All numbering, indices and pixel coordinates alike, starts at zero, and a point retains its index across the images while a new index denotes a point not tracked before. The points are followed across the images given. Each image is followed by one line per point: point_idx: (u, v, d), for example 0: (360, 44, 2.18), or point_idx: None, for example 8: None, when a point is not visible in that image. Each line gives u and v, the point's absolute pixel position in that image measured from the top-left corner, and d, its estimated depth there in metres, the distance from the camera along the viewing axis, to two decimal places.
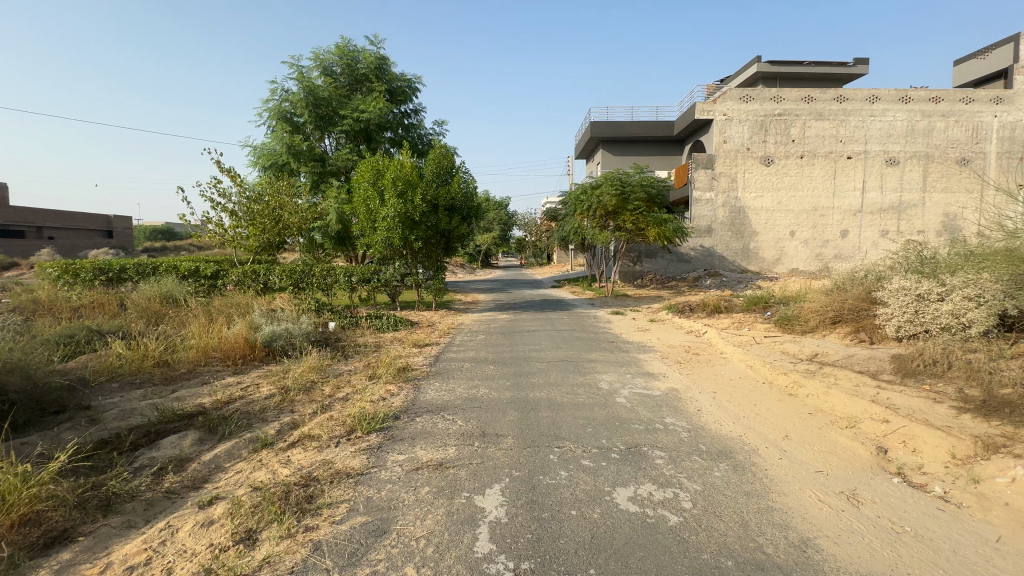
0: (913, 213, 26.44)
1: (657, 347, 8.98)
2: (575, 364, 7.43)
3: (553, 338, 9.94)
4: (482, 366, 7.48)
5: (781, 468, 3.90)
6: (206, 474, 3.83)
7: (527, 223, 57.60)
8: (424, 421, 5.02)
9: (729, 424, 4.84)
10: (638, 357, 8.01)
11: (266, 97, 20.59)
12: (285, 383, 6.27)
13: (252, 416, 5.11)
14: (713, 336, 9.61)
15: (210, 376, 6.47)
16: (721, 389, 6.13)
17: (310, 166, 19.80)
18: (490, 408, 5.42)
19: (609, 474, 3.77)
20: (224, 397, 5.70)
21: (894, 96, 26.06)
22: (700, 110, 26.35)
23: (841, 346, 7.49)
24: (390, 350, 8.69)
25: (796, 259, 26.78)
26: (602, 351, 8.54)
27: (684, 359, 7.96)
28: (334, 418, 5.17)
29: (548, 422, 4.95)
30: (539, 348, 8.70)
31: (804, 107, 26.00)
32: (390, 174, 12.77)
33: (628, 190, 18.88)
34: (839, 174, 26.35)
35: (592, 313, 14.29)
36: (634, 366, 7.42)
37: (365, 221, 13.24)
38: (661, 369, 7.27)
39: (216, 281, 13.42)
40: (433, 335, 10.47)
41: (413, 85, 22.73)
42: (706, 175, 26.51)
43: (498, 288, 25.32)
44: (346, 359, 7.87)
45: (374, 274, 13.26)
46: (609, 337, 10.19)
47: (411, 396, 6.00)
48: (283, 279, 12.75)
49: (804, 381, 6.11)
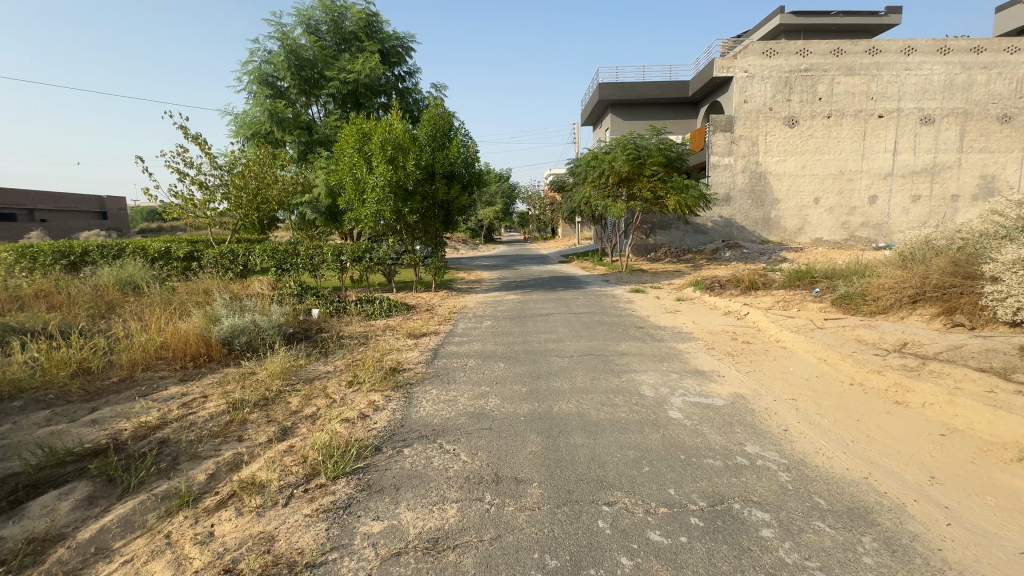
0: (948, 176, 24.49)
1: (696, 334, 7.56)
2: (606, 360, 6.06)
3: (572, 324, 8.52)
4: (491, 365, 6.10)
5: (962, 547, 2.50)
6: (73, 570, 2.49)
7: (530, 196, 55.73)
8: (416, 455, 3.64)
9: (841, 458, 3.46)
10: (679, 349, 6.59)
11: (244, 59, 18.78)
12: (242, 395, 4.94)
13: (180, 450, 3.75)
14: (760, 320, 8.18)
15: (148, 388, 5.13)
16: (801, 395, 4.73)
17: (296, 135, 18.14)
18: (504, 433, 4.02)
19: (699, 565, 2.39)
20: (156, 418, 4.37)
21: (932, 47, 23.89)
22: (719, 66, 24.22)
23: (936, 332, 6.08)
24: (380, 344, 7.31)
25: (820, 228, 25.06)
26: (633, 340, 7.12)
27: (735, 351, 6.53)
28: (294, 450, 3.81)
29: (584, 454, 3.59)
30: (557, 338, 7.33)
31: (833, 61, 23.82)
32: (377, 137, 11.14)
33: (643, 154, 17.17)
34: (868, 135, 24.38)
35: (608, 291, 12.87)
36: (677, 361, 6.01)
37: (352, 192, 11.63)
38: (712, 365, 5.85)
39: (191, 264, 12.03)
40: (433, 322, 9.08)
41: (406, 44, 20.72)
42: (725, 138, 24.58)
43: (502, 264, 23.90)
44: (325, 358, 6.50)
45: (366, 252, 11.85)
46: (636, 321, 8.76)
47: (400, 411, 4.61)
48: (263, 259, 11.32)
49: (911, 384, 4.69)
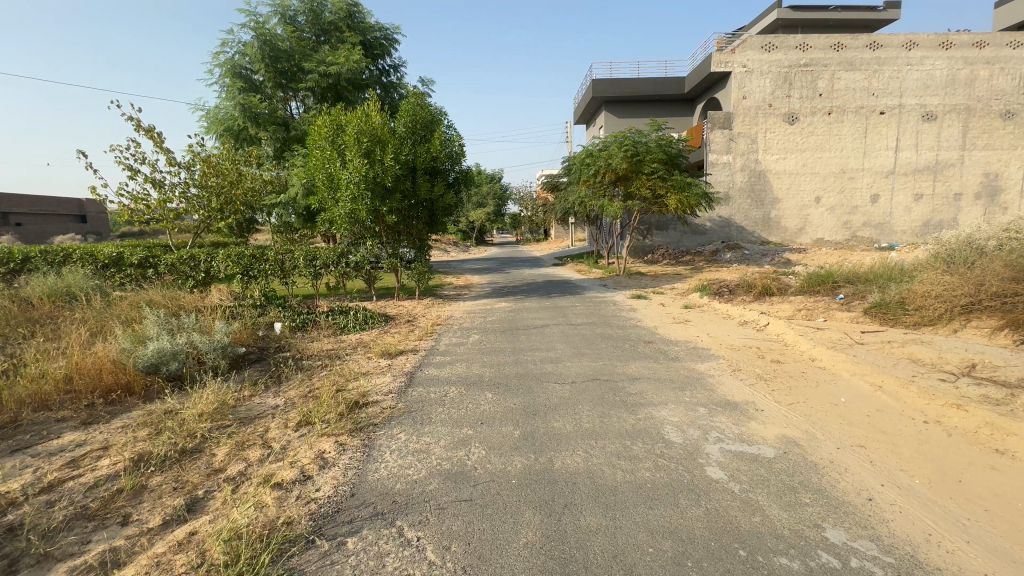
0: (950, 174, 23.79)
1: (714, 351, 6.54)
2: (614, 389, 5.00)
3: (570, 338, 7.48)
4: (476, 395, 5.01)
5: None
6: None
7: (522, 198, 54.78)
8: (362, 554, 2.55)
9: (970, 556, 2.43)
10: (700, 372, 5.57)
11: (215, 50, 17.55)
12: (152, 446, 3.83)
13: (24, 549, 2.63)
14: (785, 332, 7.19)
15: (33, 437, 4.00)
16: (871, 442, 3.69)
17: (272, 132, 16.98)
18: (490, 510, 2.91)
19: None
20: (19, 487, 3.24)
21: (933, 41, 23.28)
22: (716, 62, 23.38)
23: (1006, 352, 5.13)
24: (347, 367, 6.22)
25: (821, 228, 24.26)
26: (643, 361, 6.08)
27: (767, 373, 5.48)
28: (191, 542, 2.70)
29: (601, 549, 2.52)
30: (554, 358, 6.30)
31: (833, 56, 23.10)
32: (351, 127, 10.02)
33: (642, 151, 16.20)
34: (870, 132, 23.65)
35: (608, 297, 11.84)
36: (700, 389, 4.97)
37: (324, 189, 10.48)
38: (744, 395, 4.81)
39: (145, 271, 10.74)
40: (412, 337, 7.98)
41: (390, 36, 19.58)
42: (723, 135, 23.76)
43: (494, 267, 22.80)
44: (275, 387, 5.40)
45: (341, 257, 10.81)
46: (642, 334, 7.75)
47: (353, 469, 3.52)
48: (227, 265, 10.25)
49: (1010, 426, 3.68)
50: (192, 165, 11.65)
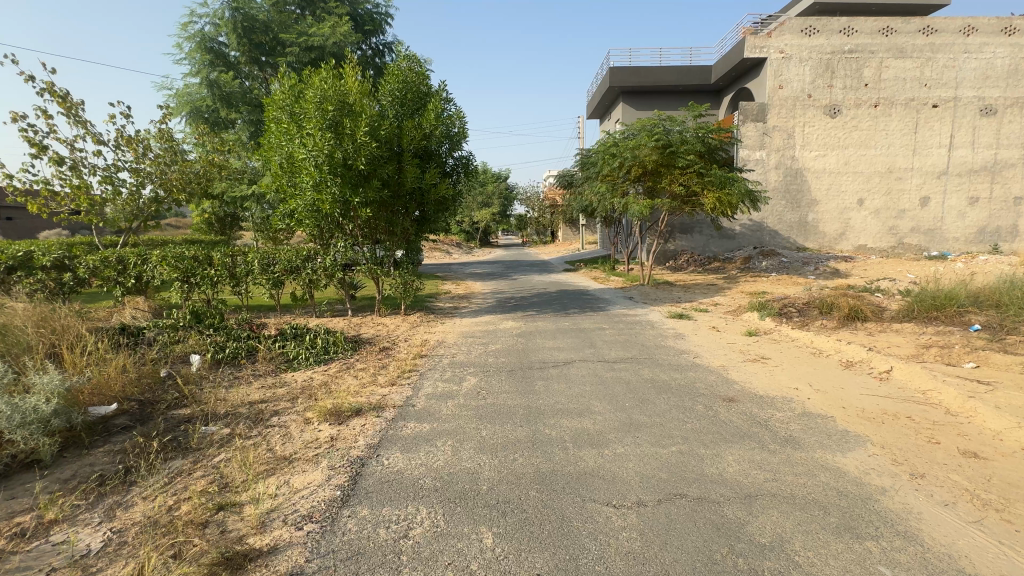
0: (1010, 175, 21.21)
1: (846, 425, 4.13)
2: (728, 537, 2.60)
3: (608, 388, 5.09)
4: (464, 540, 2.62)
5: None
6: None
7: (530, 198, 52.27)
8: None
9: None
10: (860, 483, 3.16)
11: (185, 22, 15.37)
12: None
13: None
14: (939, 388, 4.76)
15: None
16: None
17: (245, 113, 14.77)
18: None
19: None
20: None
21: (995, 26, 20.69)
22: (751, 46, 20.91)
23: None
24: (258, 446, 3.84)
25: (864, 234, 21.75)
26: (742, 449, 3.66)
27: (988, 490, 3.05)
28: None
29: None
30: (595, 436, 3.89)
31: (881, 41, 20.60)
32: (312, 92, 7.77)
33: (674, 140, 13.80)
34: (921, 127, 21.12)
35: (642, 317, 9.43)
36: (896, 541, 2.57)
37: (283, 172, 8.22)
38: (994, 563, 2.40)
39: (61, 277, 8.48)
40: (381, 379, 5.63)
41: (384, 11, 17.30)
42: (756, 129, 21.35)
43: (499, 272, 20.53)
44: (106, 500, 3.06)
45: (307, 261, 8.60)
46: (712, 382, 5.35)
47: None
48: (161, 269, 7.98)
49: None
50: (126, 144, 9.32)
